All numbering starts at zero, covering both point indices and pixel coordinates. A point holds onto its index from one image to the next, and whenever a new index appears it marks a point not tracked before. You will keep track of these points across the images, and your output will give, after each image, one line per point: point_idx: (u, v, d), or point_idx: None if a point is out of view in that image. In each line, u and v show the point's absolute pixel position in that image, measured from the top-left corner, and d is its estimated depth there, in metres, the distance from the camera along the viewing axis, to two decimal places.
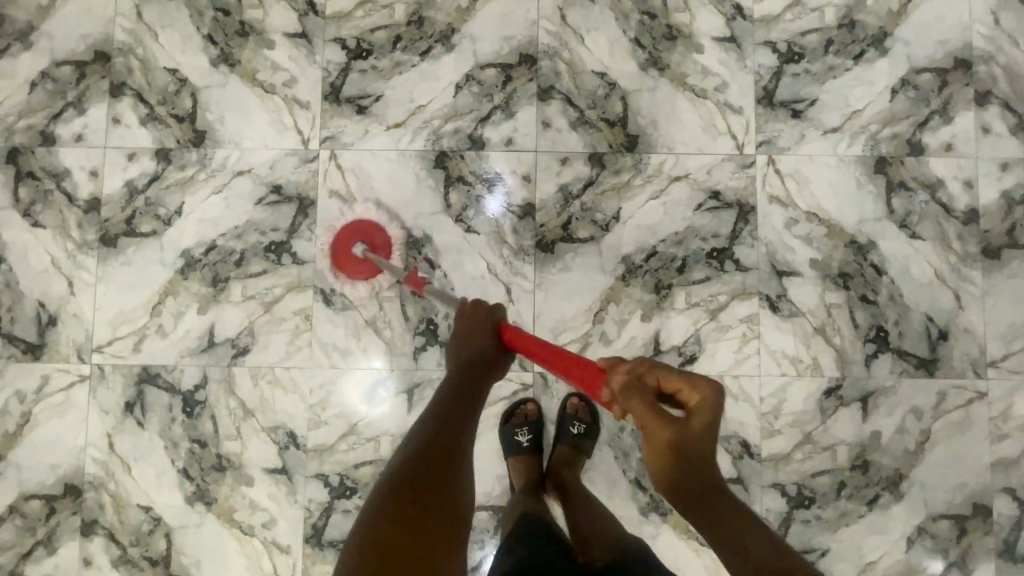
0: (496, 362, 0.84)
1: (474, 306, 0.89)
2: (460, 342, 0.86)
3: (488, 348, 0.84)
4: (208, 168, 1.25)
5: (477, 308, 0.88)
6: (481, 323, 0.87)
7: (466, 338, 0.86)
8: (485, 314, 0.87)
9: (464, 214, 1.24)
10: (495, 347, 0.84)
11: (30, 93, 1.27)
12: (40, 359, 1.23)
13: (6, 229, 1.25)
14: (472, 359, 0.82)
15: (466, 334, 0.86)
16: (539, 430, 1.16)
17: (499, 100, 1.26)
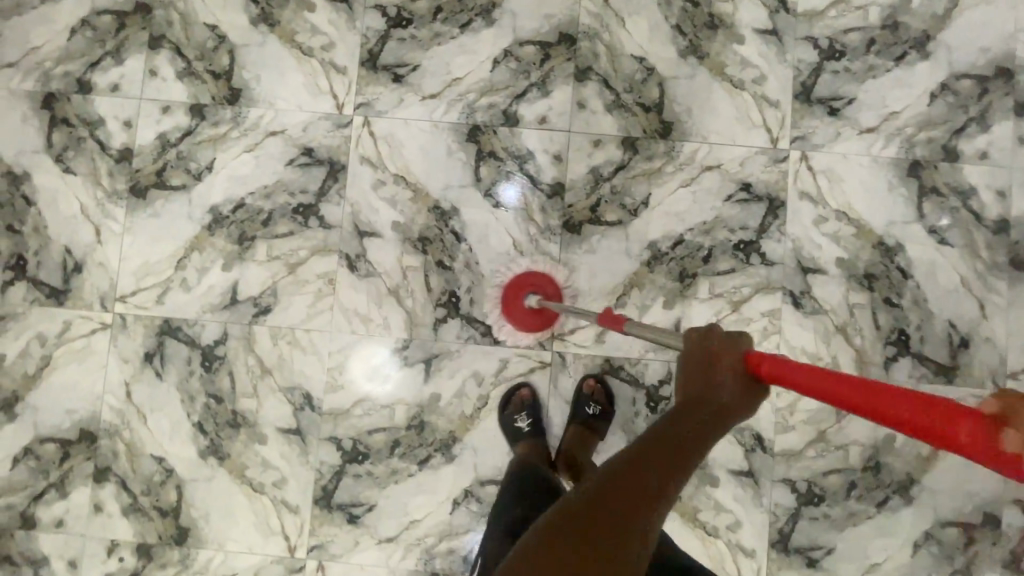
0: (738, 405, 0.58)
1: (704, 335, 0.61)
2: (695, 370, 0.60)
3: (728, 396, 0.58)
4: (242, 126, 1.26)
5: (711, 337, 0.60)
6: (714, 363, 0.59)
7: (706, 368, 0.59)
8: (728, 349, 0.59)
9: (494, 189, 1.24)
10: (739, 394, 0.58)
11: (70, 39, 1.28)
12: (64, 304, 1.24)
13: (38, 174, 1.26)
14: (698, 403, 0.57)
15: (698, 364, 0.60)
16: (539, 413, 1.18)
17: (536, 78, 1.25)
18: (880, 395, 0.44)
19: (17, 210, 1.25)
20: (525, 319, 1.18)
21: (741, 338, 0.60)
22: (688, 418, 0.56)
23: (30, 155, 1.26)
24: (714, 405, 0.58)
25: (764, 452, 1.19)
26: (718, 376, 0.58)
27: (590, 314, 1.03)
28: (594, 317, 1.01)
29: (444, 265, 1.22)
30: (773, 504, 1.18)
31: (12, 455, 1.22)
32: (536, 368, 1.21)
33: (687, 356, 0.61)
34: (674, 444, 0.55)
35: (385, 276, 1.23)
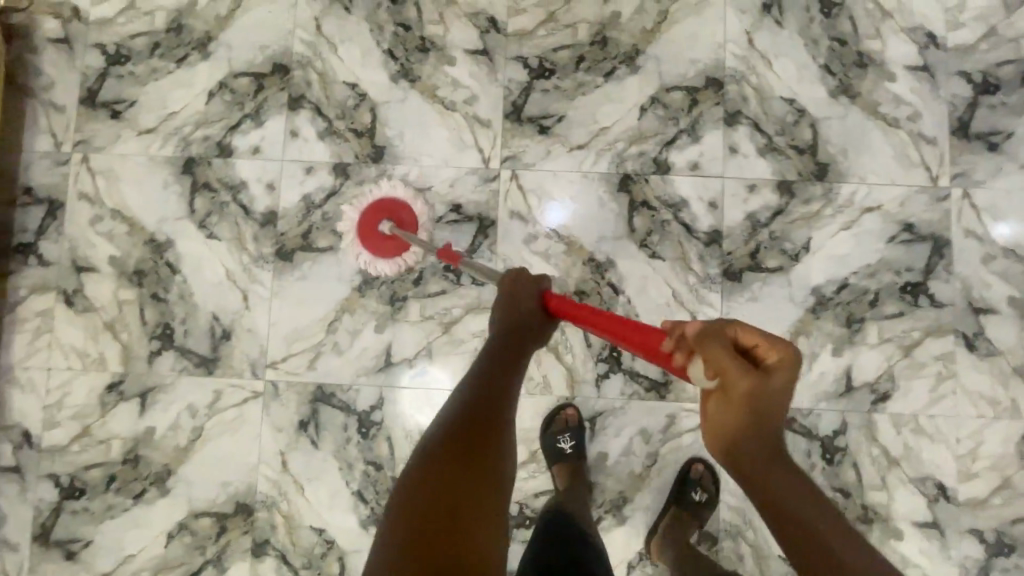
0: (535, 328, 0.87)
1: (517, 276, 0.90)
2: (507, 305, 0.88)
3: (530, 313, 0.87)
4: (387, 184, 1.23)
5: (516, 277, 0.89)
6: (521, 288, 0.88)
7: (508, 303, 0.87)
8: (529, 283, 0.88)
9: (649, 238, 1.21)
10: (536, 314, 0.87)
11: (207, 103, 1.26)
12: (214, 373, 1.21)
13: (182, 240, 1.24)
14: (518, 321, 0.86)
15: (511, 295, 0.88)
16: (581, 434, 1.16)
17: (685, 124, 1.23)
18: (640, 331, 0.68)
19: (161, 278, 1.23)
20: (376, 244, 1.14)
21: (541, 278, 0.89)
22: (515, 332, 0.85)
23: (172, 222, 1.24)
24: (524, 327, 0.86)
25: (948, 501, 1.15)
26: (521, 301, 0.87)
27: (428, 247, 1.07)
28: (434, 252, 1.06)
29: None
30: (962, 556, 1.14)
31: (167, 531, 1.19)
32: None
33: (503, 290, 0.90)
34: (515, 343, 0.83)
35: None
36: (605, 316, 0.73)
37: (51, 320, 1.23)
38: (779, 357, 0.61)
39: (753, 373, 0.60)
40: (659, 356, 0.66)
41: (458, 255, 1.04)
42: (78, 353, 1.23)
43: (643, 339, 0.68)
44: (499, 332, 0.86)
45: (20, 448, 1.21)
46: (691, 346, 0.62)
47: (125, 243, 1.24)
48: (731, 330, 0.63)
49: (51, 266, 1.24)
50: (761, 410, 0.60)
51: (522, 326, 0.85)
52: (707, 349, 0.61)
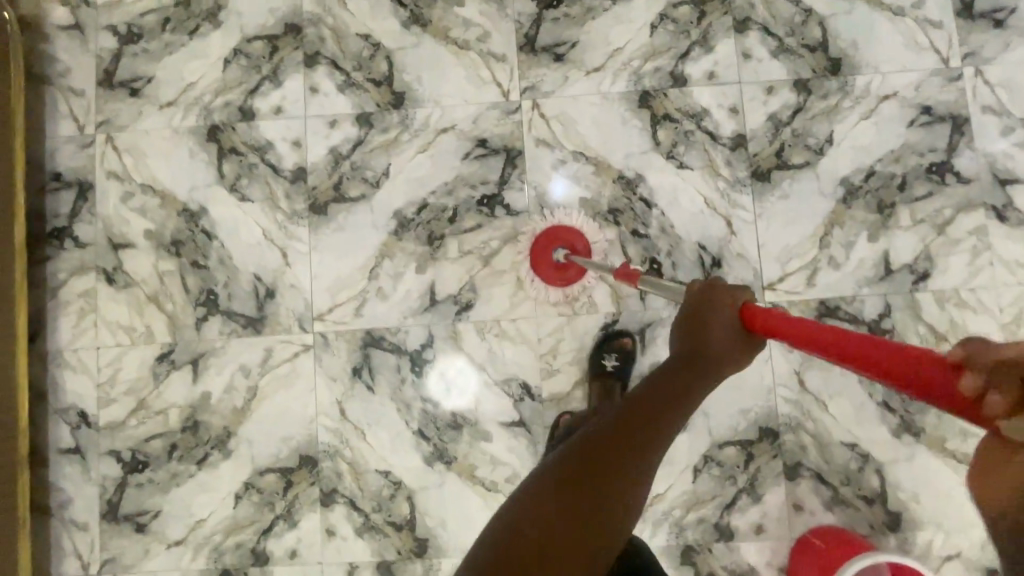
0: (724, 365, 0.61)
1: (707, 288, 0.67)
2: (692, 320, 0.65)
3: (728, 342, 0.62)
4: (412, 128, 1.25)
5: (712, 289, 0.67)
6: (719, 308, 0.64)
7: (696, 320, 0.65)
8: (727, 298, 0.65)
9: (675, 150, 1.23)
10: (733, 345, 0.63)
11: (224, 70, 1.28)
12: (263, 332, 1.22)
13: (214, 206, 1.25)
14: (707, 351, 0.61)
15: (701, 313, 0.65)
16: (628, 358, 1.17)
17: (696, 36, 1.25)
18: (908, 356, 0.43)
19: (199, 246, 1.24)
20: (547, 271, 1.18)
21: (739, 289, 0.65)
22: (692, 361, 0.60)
23: (203, 190, 1.25)
24: (711, 351, 0.62)
25: None
26: (716, 326, 0.63)
27: (608, 269, 1.06)
28: (611, 273, 1.04)
29: (640, 233, 1.21)
30: None
31: (234, 491, 1.19)
32: None
33: (692, 305, 0.66)
34: (686, 378, 0.58)
35: (582, 253, 1.21)
36: (834, 331, 0.51)
37: (94, 299, 1.24)
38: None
39: None
40: (939, 389, 0.39)
41: (634, 272, 1.00)
42: (125, 328, 1.23)
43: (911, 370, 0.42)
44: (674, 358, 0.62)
45: (78, 428, 1.22)
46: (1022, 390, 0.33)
47: (158, 216, 1.25)
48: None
49: (88, 247, 1.25)
50: None
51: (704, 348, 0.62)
52: (1021, 388, 0.33)
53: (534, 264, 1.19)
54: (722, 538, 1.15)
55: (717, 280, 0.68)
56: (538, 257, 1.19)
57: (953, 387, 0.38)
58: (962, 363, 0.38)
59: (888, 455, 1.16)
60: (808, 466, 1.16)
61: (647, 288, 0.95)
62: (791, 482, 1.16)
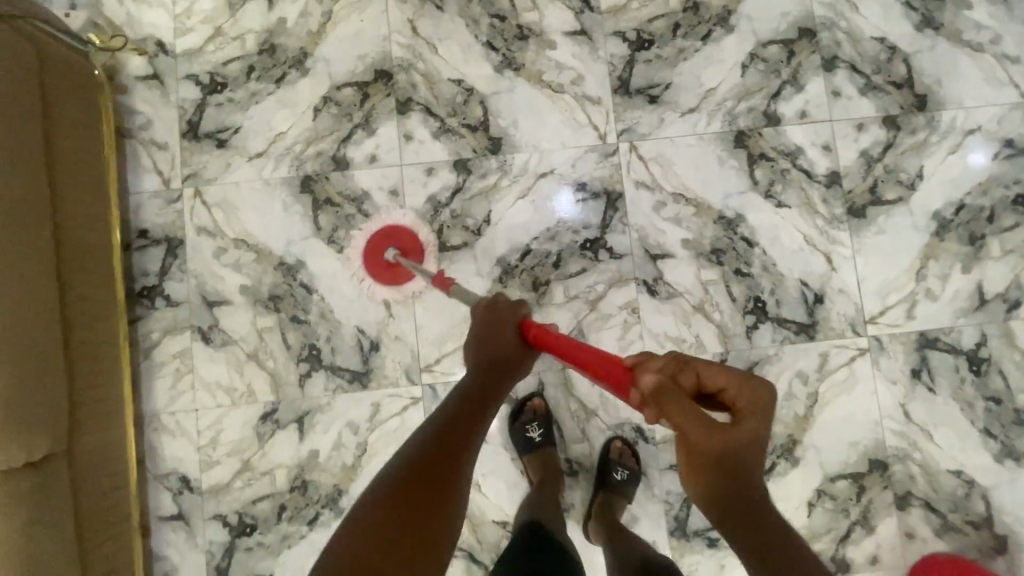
0: (507, 361, 0.86)
1: (499, 306, 0.88)
2: (483, 337, 0.88)
3: (509, 347, 0.86)
4: (510, 174, 1.24)
5: (499, 305, 0.89)
6: (500, 322, 0.87)
7: (489, 338, 0.87)
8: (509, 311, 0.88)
9: (773, 189, 1.24)
10: (513, 348, 0.86)
11: (314, 119, 1.25)
12: (369, 386, 1.20)
13: (313, 259, 1.22)
14: (493, 358, 0.86)
15: (484, 329, 0.88)
16: (550, 422, 1.18)
17: (787, 75, 1.27)
18: (601, 360, 0.69)
19: (298, 300, 1.21)
20: (381, 274, 1.15)
21: (519, 304, 0.89)
22: (492, 365, 0.85)
23: (299, 242, 1.23)
24: (501, 358, 0.86)
25: None
26: (501, 338, 0.86)
27: (427, 274, 1.04)
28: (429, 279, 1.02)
29: (742, 272, 1.23)
30: None
31: None
32: (855, 356, 1.21)
33: (476, 328, 0.89)
34: (491, 382, 0.84)
35: (688, 295, 1.22)
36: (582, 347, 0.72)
37: (190, 360, 1.20)
38: (748, 401, 0.64)
39: (708, 424, 0.61)
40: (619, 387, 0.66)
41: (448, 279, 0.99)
42: (225, 388, 1.20)
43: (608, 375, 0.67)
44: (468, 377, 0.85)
45: (181, 494, 1.18)
46: (650, 397, 0.61)
47: (254, 271, 1.22)
48: (686, 371, 0.65)
49: (181, 305, 1.21)
50: (728, 452, 0.61)
51: (492, 360, 0.86)
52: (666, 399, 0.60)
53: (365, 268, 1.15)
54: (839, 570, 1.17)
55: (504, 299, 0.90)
56: (368, 258, 1.14)
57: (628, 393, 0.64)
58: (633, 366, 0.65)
59: (992, 481, 1.19)
60: (917, 495, 1.19)
61: (456, 298, 0.95)
62: (901, 512, 1.18)
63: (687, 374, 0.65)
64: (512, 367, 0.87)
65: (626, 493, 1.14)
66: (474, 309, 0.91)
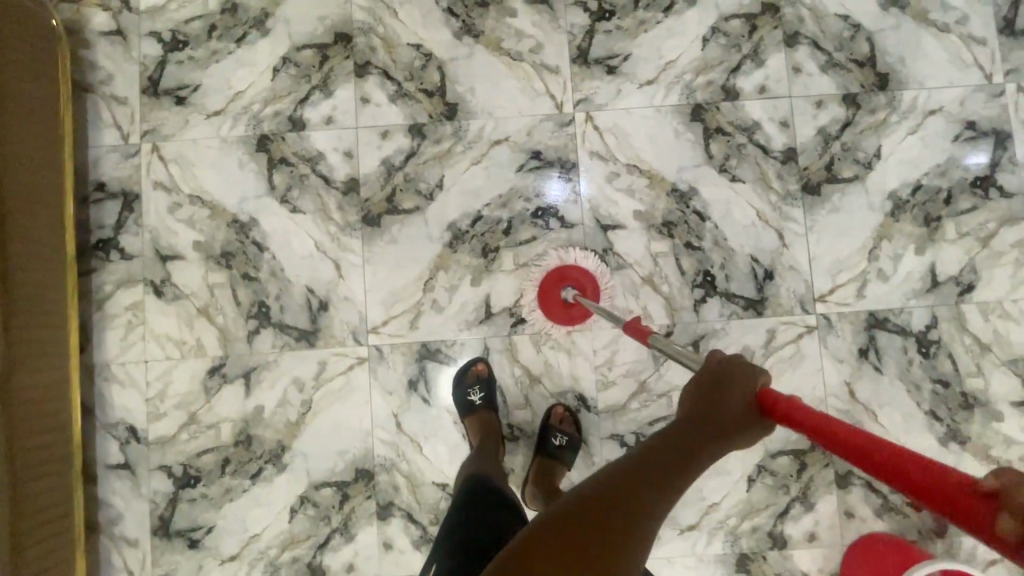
0: (734, 433, 0.66)
1: (732, 364, 0.68)
2: (711, 397, 0.67)
3: (740, 417, 0.65)
4: (465, 140, 1.25)
5: (728, 365, 0.68)
6: (734, 385, 0.66)
7: (711, 399, 0.67)
8: (745, 378, 0.66)
9: (728, 163, 1.24)
10: (745, 419, 0.66)
11: (273, 79, 1.26)
12: (316, 345, 1.21)
13: (265, 217, 1.23)
14: (715, 423, 0.66)
15: (719, 388, 0.67)
16: (492, 387, 1.18)
17: (748, 50, 1.26)
18: (937, 480, 0.44)
19: (249, 258, 1.23)
20: (554, 311, 1.19)
21: (759, 371, 0.66)
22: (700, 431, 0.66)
23: (253, 201, 1.24)
24: (721, 423, 0.66)
25: None
26: (729, 398, 0.66)
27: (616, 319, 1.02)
28: (621, 324, 1.00)
29: (693, 246, 1.22)
30: None
31: (289, 506, 1.19)
32: (803, 333, 1.21)
33: (704, 377, 0.69)
34: (690, 449, 0.66)
35: (637, 266, 1.22)
36: (871, 438, 0.51)
37: (142, 312, 1.22)
38: None
39: None
40: (972, 520, 0.42)
41: (644, 329, 0.95)
42: (174, 341, 1.21)
43: (950, 501, 0.43)
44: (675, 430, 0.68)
45: (127, 443, 1.20)
46: None
47: (207, 227, 1.23)
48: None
49: (134, 259, 1.23)
50: None
51: (715, 424, 0.66)
52: None
53: (539, 303, 1.20)
54: (776, 546, 1.17)
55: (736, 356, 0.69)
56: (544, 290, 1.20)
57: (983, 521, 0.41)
58: (995, 491, 0.40)
59: None
60: (859, 475, 1.18)
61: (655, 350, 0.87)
62: (842, 490, 1.18)
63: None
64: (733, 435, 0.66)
65: (562, 457, 1.14)
66: (705, 365, 0.70)
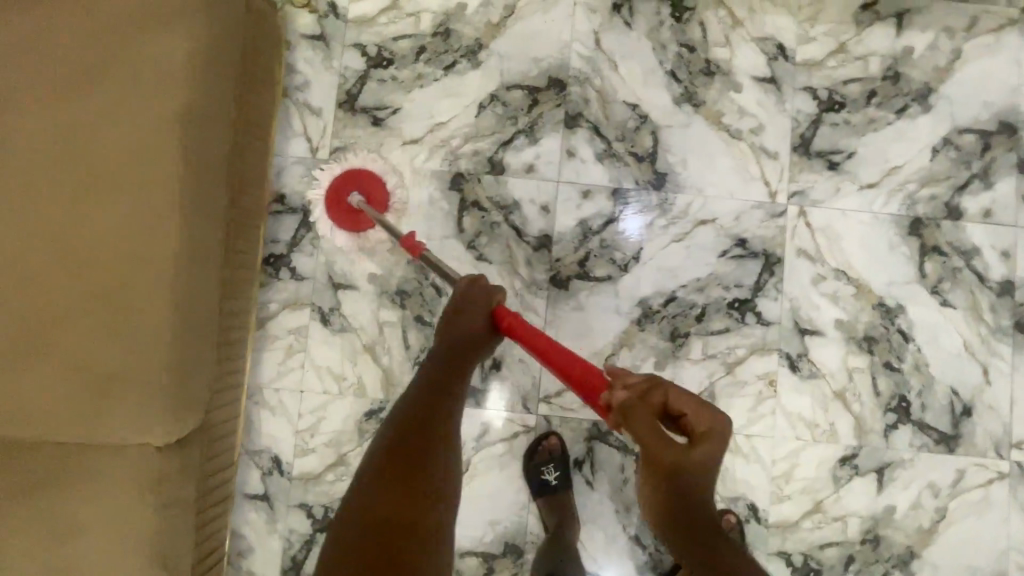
0: (474, 343, 0.91)
1: (469, 287, 0.92)
2: (448, 321, 0.92)
3: (476, 329, 0.90)
4: (669, 214, 1.17)
5: (472, 286, 0.92)
6: (466, 305, 0.91)
7: (452, 319, 0.91)
8: (481, 298, 0.91)
9: (940, 285, 1.17)
10: (482, 331, 0.91)
11: (478, 115, 1.19)
12: (483, 405, 1.15)
13: (450, 260, 1.17)
14: (456, 342, 0.91)
15: (454, 315, 0.92)
16: (566, 462, 1.12)
17: (978, 168, 1.19)
18: (581, 369, 0.74)
19: (426, 300, 1.16)
20: (343, 218, 1.09)
21: (493, 289, 0.92)
22: (449, 351, 0.91)
23: (438, 241, 1.17)
24: (465, 338, 0.90)
25: None
26: (461, 319, 0.91)
27: (395, 233, 1.02)
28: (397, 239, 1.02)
29: (892, 366, 1.16)
30: None
31: None
32: (993, 478, 1.14)
33: (453, 302, 0.93)
34: (453, 367, 0.90)
35: (831, 379, 1.15)
36: (544, 341, 0.79)
37: (304, 338, 1.16)
38: (710, 428, 0.72)
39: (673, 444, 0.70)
40: (592, 393, 0.72)
41: (419, 243, 1.00)
42: (334, 375, 1.15)
43: (584, 380, 0.73)
44: (436, 350, 0.92)
45: (269, 475, 1.14)
46: (625, 412, 0.69)
47: (386, 260, 1.16)
48: (657, 397, 0.72)
49: (305, 281, 1.16)
50: (701, 475, 0.70)
51: (453, 339, 0.91)
52: (633, 402, 0.69)
53: (327, 205, 1.09)
54: None
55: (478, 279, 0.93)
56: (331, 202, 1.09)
57: (599, 398, 0.71)
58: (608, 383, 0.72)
59: None
60: None
61: (432, 267, 0.97)
62: None
63: (659, 397, 0.72)
64: (478, 346, 0.91)
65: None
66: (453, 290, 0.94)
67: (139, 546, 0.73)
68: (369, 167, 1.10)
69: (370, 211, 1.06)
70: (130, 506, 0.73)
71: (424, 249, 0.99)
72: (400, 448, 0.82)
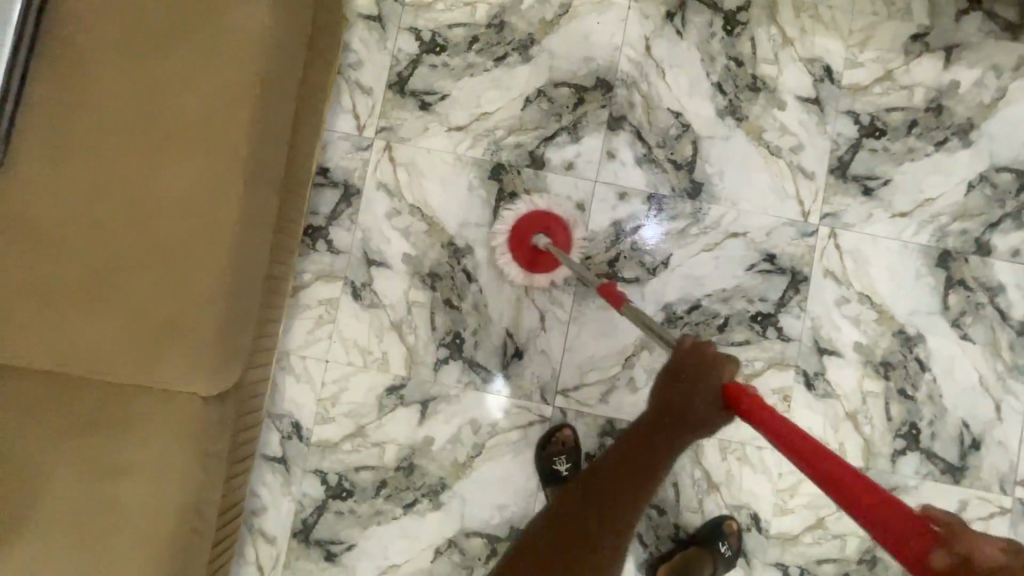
0: (698, 418, 0.78)
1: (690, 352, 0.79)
2: (673, 381, 0.80)
3: (706, 403, 0.76)
4: (701, 224, 1.19)
5: (695, 353, 0.78)
6: (692, 374, 0.78)
7: (679, 381, 0.79)
8: (707, 368, 0.76)
9: (962, 319, 1.18)
10: (716, 407, 0.76)
11: (524, 109, 1.21)
12: (502, 391, 1.17)
13: (483, 248, 1.19)
14: (681, 412, 0.79)
15: (679, 375, 0.79)
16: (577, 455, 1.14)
17: (1011, 208, 1.20)
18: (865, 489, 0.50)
19: (456, 285, 1.19)
20: (524, 254, 1.14)
21: (726, 361, 0.76)
22: (669, 420, 0.81)
23: (474, 228, 1.19)
24: (687, 414, 0.79)
25: None
26: (693, 387, 0.78)
27: (584, 274, 1.01)
28: (592, 283, 0.98)
29: (907, 393, 1.17)
30: None
31: (435, 545, 1.16)
32: (994, 513, 1.16)
33: (672, 365, 0.80)
34: (666, 438, 0.82)
35: (844, 400, 1.17)
36: (814, 445, 0.58)
37: (334, 310, 1.18)
38: None
39: None
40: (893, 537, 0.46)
41: (618, 290, 0.94)
42: (360, 349, 1.18)
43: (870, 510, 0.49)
44: (652, 406, 0.84)
45: (288, 439, 1.17)
46: None
47: (421, 242, 1.19)
48: None
49: (340, 255, 1.19)
50: None
51: (673, 409, 0.80)
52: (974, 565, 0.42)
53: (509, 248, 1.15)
54: None
55: (704, 346, 0.78)
56: (517, 242, 1.14)
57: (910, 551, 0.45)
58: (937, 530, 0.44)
59: None
60: None
61: (628, 318, 0.90)
62: None
63: None
64: (704, 426, 0.78)
65: (714, 564, 1.10)
66: (673, 354, 0.81)
67: (179, 490, 0.76)
68: (555, 210, 1.17)
69: (558, 249, 1.09)
70: (169, 451, 0.76)
71: (625, 297, 0.94)
72: (599, 501, 0.81)
